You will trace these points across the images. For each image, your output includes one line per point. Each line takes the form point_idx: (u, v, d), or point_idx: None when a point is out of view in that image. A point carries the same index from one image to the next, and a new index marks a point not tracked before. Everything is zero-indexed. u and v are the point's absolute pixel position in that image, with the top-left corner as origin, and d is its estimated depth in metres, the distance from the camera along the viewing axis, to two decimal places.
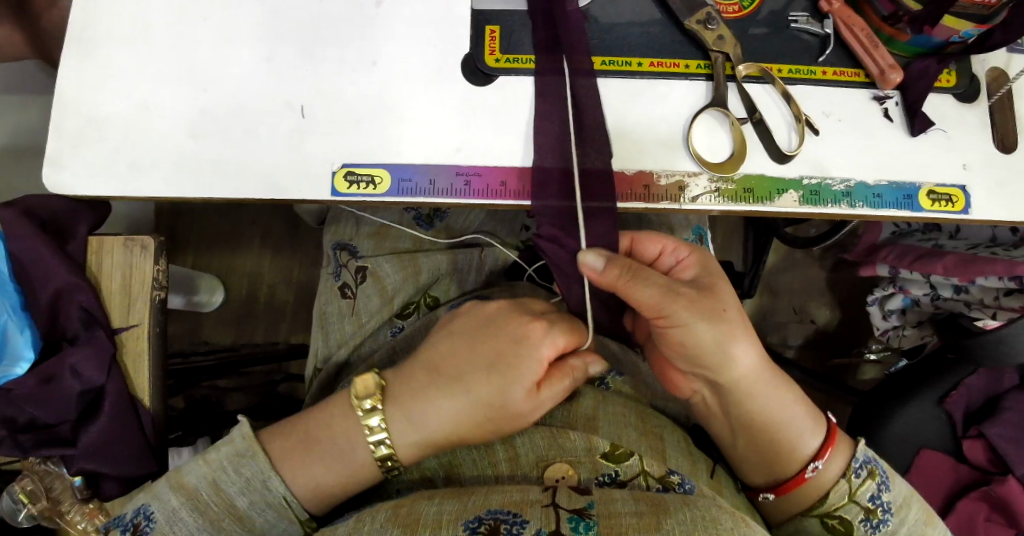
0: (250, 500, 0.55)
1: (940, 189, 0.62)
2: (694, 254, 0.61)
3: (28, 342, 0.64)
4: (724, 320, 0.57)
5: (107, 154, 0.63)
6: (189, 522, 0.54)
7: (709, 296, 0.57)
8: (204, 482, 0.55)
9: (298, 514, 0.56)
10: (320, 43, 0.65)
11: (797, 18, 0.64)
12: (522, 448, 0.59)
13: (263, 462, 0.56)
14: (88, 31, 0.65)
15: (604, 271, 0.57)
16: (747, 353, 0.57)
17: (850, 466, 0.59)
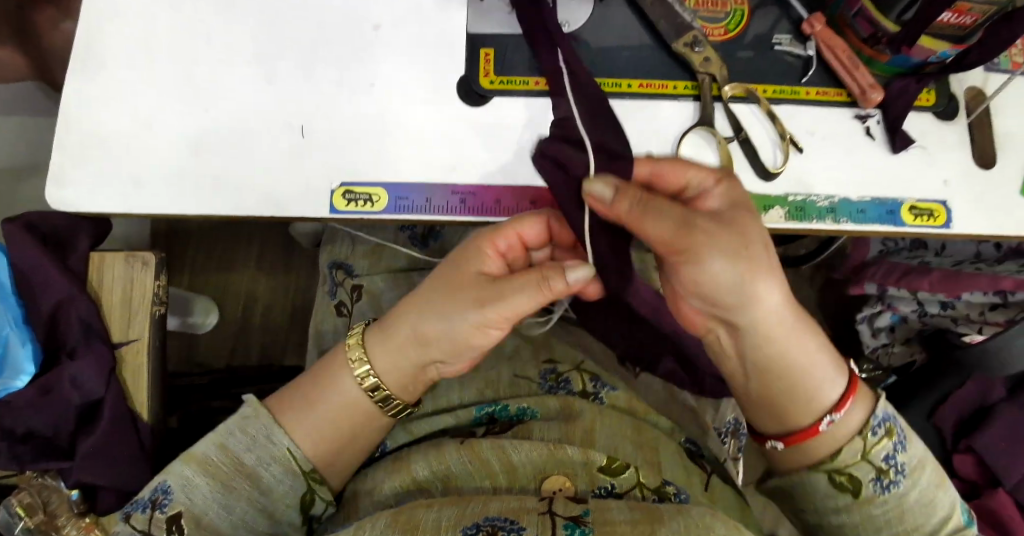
0: (257, 456, 0.57)
1: (922, 204, 0.64)
2: (724, 185, 0.53)
3: (29, 355, 0.65)
4: (746, 253, 0.50)
5: (109, 172, 0.64)
6: (201, 487, 0.56)
7: (735, 229, 0.50)
8: (212, 448, 0.57)
9: (304, 466, 0.58)
10: (320, 65, 0.67)
11: (781, 40, 0.67)
12: (518, 460, 0.58)
13: (268, 418, 0.58)
14: (92, 52, 0.67)
15: (613, 199, 0.50)
16: (771, 294, 0.51)
17: (869, 422, 0.57)
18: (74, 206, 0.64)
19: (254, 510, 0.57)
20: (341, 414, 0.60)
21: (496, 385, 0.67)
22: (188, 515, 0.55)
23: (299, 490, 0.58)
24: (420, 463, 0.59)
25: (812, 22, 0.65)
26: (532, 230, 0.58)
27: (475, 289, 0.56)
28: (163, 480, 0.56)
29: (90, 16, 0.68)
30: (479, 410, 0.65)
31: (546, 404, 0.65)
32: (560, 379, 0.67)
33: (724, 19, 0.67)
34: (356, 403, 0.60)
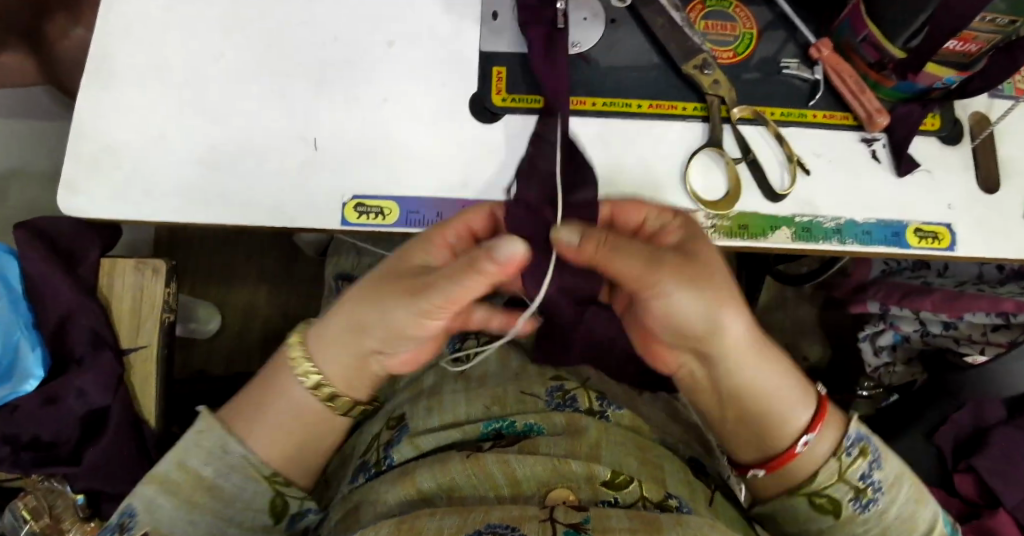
0: (216, 468, 0.58)
1: (927, 227, 0.65)
2: (678, 220, 0.58)
3: (38, 360, 0.66)
4: (708, 281, 0.53)
5: (121, 182, 0.65)
6: (165, 505, 0.57)
7: (693, 262, 0.53)
8: (172, 467, 0.58)
9: (264, 471, 0.59)
10: (333, 81, 0.68)
11: (789, 64, 0.68)
12: (522, 473, 0.58)
13: (219, 427, 0.58)
14: (107, 64, 0.68)
15: (581, 246, 0.52)
16: (735, 325, 0.54)
17: (842, 443, 0.59)
18: (86, 214, 0.65)
19: (219, 521, 0.58)
20: (293, 418, 0.60)
21: (503, 401, 0.68)
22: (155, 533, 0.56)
23: (263, 495, 0.59)
24: (424, 474, 0.60)
25: (818, 48, 0.67)
26: (481, 224, 0.57)
27: (422, 276, 0.53)
28: (128, 502, 0.57)
29: (106, 29, 0.69)
30: (487, 426, 0.65)
31: (551, 421, 0.65)
32: (567, 398, 0.67)
33: (733, 42, 0.68)
34: (307, 410, 0.61)
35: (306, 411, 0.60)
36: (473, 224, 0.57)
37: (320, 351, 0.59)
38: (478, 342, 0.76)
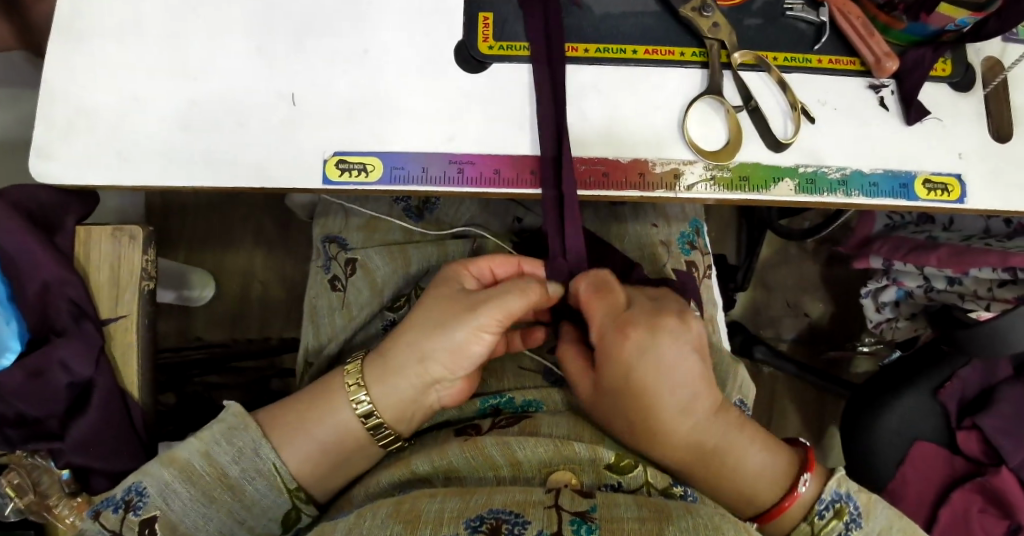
0: (242, 468, 0.56)
1: (936, 178, 0.62)
2: (646, 333, 0.57)
3: (16, 333, 0.63)
4: (628, 410, 0.57)
5: (93, 145, 0.62)
6: (181, 494, 0.54)
7: (602, 398, 0.59)
8: (197, 457, 0.55)
9: (288, 485, 0.58)
10: (311, 32, 0.64)
11: (794, 6, 0.64)
12: (522, 455, 0.57)
13: (257, 431, 0.57)
14: (76, 21, 0.64)
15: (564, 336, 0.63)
16: (670, 437, 0.57)
17: (813, 508, 0.58)
18: (59, 181, 0.61)
19: (233, 522, 0.56)
20: (333, 439, 0.60)
21: (499, 373, 0.68)
22: (163, 521, 0.53)
23: (280, 507, 0.58)
24: (420, 458, 0.58)
25: None
26: (503, 268, 0.64)
27: (468, 303, 0.60)
28: (140, 480, 0.54)
29: None
30: (483, 403, 0.65)
31: (552, 398, 0.65)
32: None
33: None
34: (348, 429, 0.60)
35: (347, 437, 0.60)
36: (494, 270, 0.64)
37: (377, 377, 0.60)
38: None
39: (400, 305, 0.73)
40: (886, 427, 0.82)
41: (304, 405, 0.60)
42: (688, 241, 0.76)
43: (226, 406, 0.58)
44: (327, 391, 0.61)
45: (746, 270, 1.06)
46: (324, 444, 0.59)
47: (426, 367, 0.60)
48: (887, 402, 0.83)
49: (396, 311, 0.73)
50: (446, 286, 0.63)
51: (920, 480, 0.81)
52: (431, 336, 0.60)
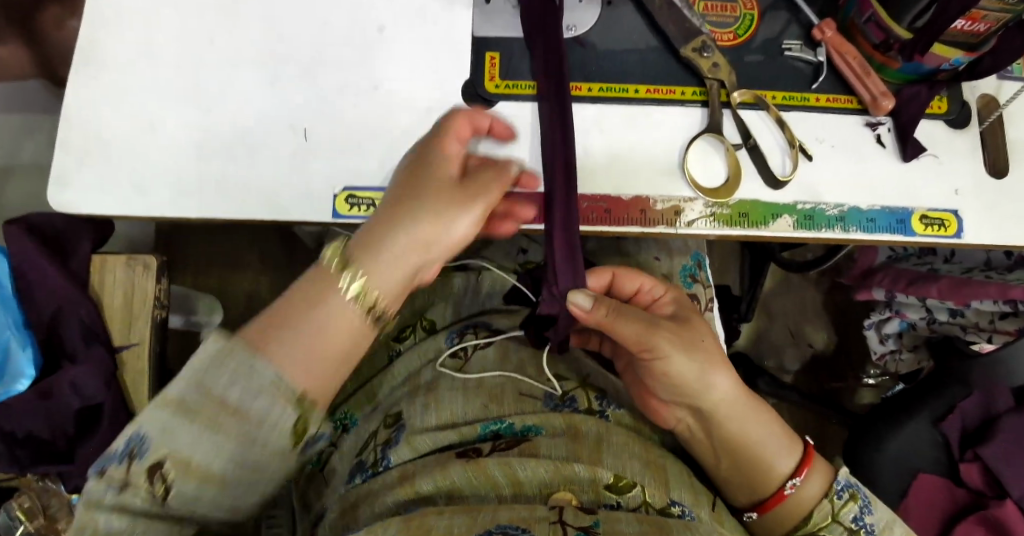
0: (243, 387, 0.47)
1: (933, 213, 0.63)
2: (670, 291, 0.68)
3: (30, 360, 0.65)
4: (699, 353, 0.61)
5: (110, 175, 0.64)
6: (184, 433, 0.46)
7: (685, 329, 0.63)
8: (190, 388, 0.47)
9: (295, 393, 0.48)
10: (321, 70, 0.66)
11: (791, 46, 0.66)
12: (523, 476, 0.59)
13: (246, 352, 0.48)
14: (95, 52, 0.66)
15: (592, 309, 0.60)
16: (715, 386, 0.61)
17: (832, 487, 0.61)
18: (76, 209, 0.63)
19: (246, 443, 0.47)
20: (329, 340, 0.50)
21: (500, 398, 0.68)
22: (174, 460, 0.46)
23: (291, 420, 0.48)
24: (425, 478, 0.60)
25: (822, 28, 0.65)
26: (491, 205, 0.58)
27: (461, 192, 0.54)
28: (138, 427, 0.46)
29: (92, 17, 0.67)
30: (484, 427, 0.65)
31: (551, 422, 0.65)
32: (566, 398, 0.68)
33: (733, 24, 0.66)
34: (353, 320, 0.51)
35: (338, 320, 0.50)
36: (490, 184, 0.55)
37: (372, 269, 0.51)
38: (478, 336, 0.73)
39: (407, 336, 0.78)
40: (888, 453, 0.82)
41: (286, 315, 0.50)
42: (690, 274, 0.77)
43: (208, 334, 0.49)
44: (306, 300, 0.50)
45: (749, 301, 1.07)
46: (325, 354, 0.50)
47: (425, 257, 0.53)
48: (890, 431, 0.83)
49: (402, 342, 0.78)
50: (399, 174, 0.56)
51: (919, 510, 0.82)
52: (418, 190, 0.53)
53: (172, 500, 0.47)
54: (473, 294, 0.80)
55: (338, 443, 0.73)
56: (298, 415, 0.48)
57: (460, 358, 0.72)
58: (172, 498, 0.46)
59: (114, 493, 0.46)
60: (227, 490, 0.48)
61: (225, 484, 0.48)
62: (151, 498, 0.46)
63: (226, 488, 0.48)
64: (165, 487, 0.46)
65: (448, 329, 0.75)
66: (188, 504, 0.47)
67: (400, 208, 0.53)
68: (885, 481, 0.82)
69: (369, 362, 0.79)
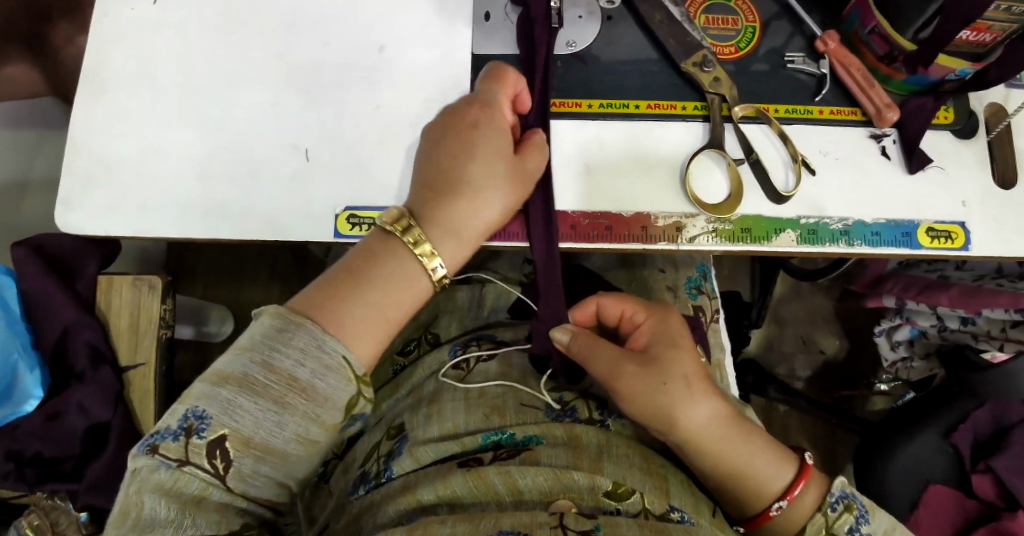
0: (311, 368, 0.49)
1: (939, 226, 0.62)
2: (655, 317, 0.66)
3: (38, 381, 0.65)
4: (669, 385, 0.61)
5: (116, 197, 0.64)
6: (248, 408, 0.48)
7: (654, 368, 0.61)
8: (255, 366, 0.48)
9: (358, 372, 0.51)
10: (322, 91, 0.66)
11: (794, 58, 0.65)
12: (523, 484, 0.59)
13: (314, 326, 0.50)
14: (100, 74, 0.67)
15: (570, 344, 0.65)
16: (690, 404, 0.60)
17: (825, 500, 0.61)
18: (82, 230, 0.64)
19: (307, 422, 0.49)
20: (392, 302, 0.53)
21: (502, 410, 0.67)
22: (234, 437, 0.48)
23: (350, 397, 0.50)
24: (426, 487, 0.60)
25: (825, 40, 0.64)
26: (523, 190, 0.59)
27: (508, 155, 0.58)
28: (195, 404, 0.48)
29: (97, 40, 0.67)
30: (485, 438, 0.64)
31: (552, 432, 0.64)
32: (566, 409, 0.68)
33: (735, 37, 0.66)
34: (414, 288, 0.54)
35: (403, 288, 0.54)
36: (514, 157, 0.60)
37: (436, 233, 0.55)
38: (481, 348, 0.73)
39: (410, 351, 0.79)
40: (899, 464, 0.81)
41: (355, 270, 0.54)
42: (695, 286, 0.79)
43: (266, 310, 0.50)
44: (375, 257, 0.54)
45: (759, 307, 1.06)
46: (387, 318, 0.53)
47: (479, 234, 0.57)
48: (902, 442, 0.82)
49: (406, 357, 0.79)
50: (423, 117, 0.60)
51: (930, 521, 0.80)
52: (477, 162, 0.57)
53: (232, 476, 0.48)
54: (476, 307, 0.80)
55: (345, 456, 0.73)
56: (356, 391, 0.51)
57: (462, 369, 0.72)
58: (229, 474, 0.48)
59: (169, 471, 0.47)
60: (283, 468, 0.50)
61: (284, 459, 0.49)
62: (208, 475, 0.48)
63: (285, 464, 0.50)
64: (223, 464, 0.48)
65: (451, 343, 0.76)
66: (242, 482, 0.49)
67: (452, 172, 0.57)
68: (897, 491, 0.81)
69: (376, 376, 0.79)
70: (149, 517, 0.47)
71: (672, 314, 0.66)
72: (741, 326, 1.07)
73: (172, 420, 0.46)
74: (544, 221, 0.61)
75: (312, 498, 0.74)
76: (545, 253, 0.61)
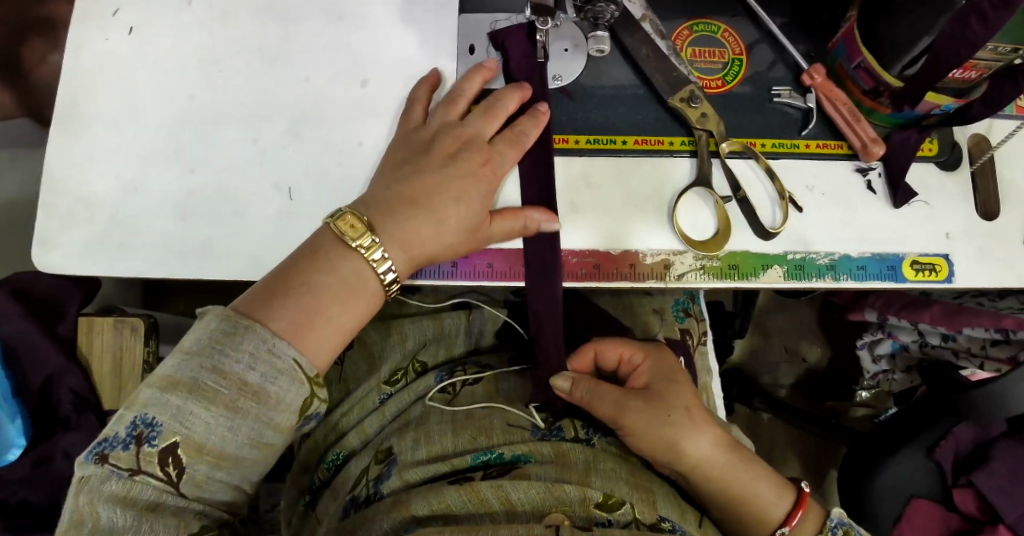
0: (263, 372, 0.49)
1: (924, 258, 0.63)
2: (651, 356, 0.67)
3: (20, 431, 0.66)
4: (676, 420, 0.62)
5: (93, 237, 0.63)
6: (198, 414, 0.48)
7: (658, 404, 0.63)
8: (205, 372, 0.48)
9: (310, 374, 0.51)
10: (305, 126, 0.65)
11: (780, 91, 0.65)
12: (516, 498, 0.58)
13: (264, 330, 0.50)
14: (76, 109, 0.65)
15: (572, 391, 0.64)
16: (677, 438, 0.61)
17: (826, 525, 0.62)
18: (60, 270, 0.63)
19: (261, 426, 0.49)
20: (333, 306, 0.53)
21: (489, 430, 0.67)
22: (186, 444, 0.47)
23: (304, 398, 0.51)
24: (420, 500, 0.59)
25: (812, 73, 0.64)
26: (508, 224, 0.59)
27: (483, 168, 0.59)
28: (143, 411, 0.47)
29: (71, 73, 0.66)
30: (475, 457, 0.64)
31: (540, 450, 0.64)
32: (552, 428, 0.68)
33: (721, 70, 0.66)
34: (363, 291, 0.55)
35: (346, 290, 0.54)
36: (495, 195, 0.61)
37: (389, 240, 0.56)
38: (467, 372, 0.73)
39: (398, 381, 0.75)
40: (884, 485, 0.82)
41: (297, 270, 0.54)
42: (682, 308, 0.80)
43: (213, 311, 0.51)
44: (324, 254, 0.54)
45: (743, 318, 1.06)
46: (334, 322, 0.53)
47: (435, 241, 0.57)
48: (884, 460, 0.83)
49: (393, 385, 0.75)
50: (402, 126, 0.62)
51: None
52: (445, 164, 0.58)
53: (185, 482, 0.48)
54: (465, 334, 0.79)
55: (330, 483, 0.72)
56: (309, 392, 0.51)
57: (449, 392, 0.72)
58: (183, 480, 0.48)
59: (121, 481, 0.46)
60: (239, 472, 0.50)
61: (239, 464, 0.49)
62: (161, 483, 0.47)
63: (239, 469, 0.50)
64: (176, 471, 0.47)
65: (436, 369, 0.75)
66: (197, 488, 0.48)
67: (418, 191, 0.57)
68: (880, 509, 0.82)
69: (360, 406, 0.75)
70: (105, 527, 0.46)
71: (665, 354, 0.68)
72: (726, 337, 1.08)
73: (120, 429, 0.46)
74: (544, 266, 0.60)
75: (301, 527, 0.72)
76: (546, 292, 0.61)
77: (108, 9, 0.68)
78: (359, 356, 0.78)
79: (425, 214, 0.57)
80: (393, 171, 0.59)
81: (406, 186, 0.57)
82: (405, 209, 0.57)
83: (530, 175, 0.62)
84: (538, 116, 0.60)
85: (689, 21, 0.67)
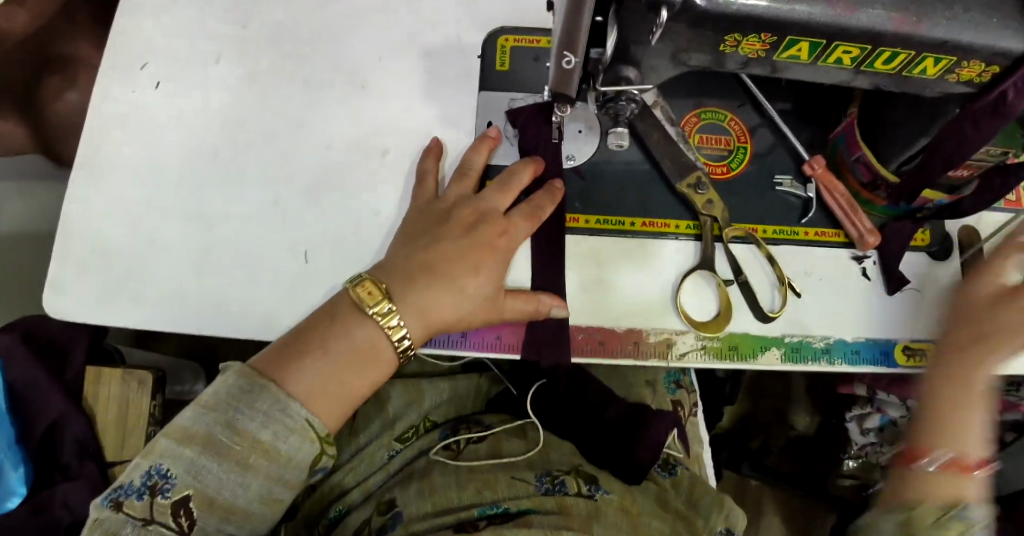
0: (274, 430, 0.52)
1: (915, 344, 0.65)
2: None
3: (21, 478, 0.67)
4: None
5: (107, 288, 0.64)
6: (212, 469, 0.51)
7: None
8: (219, 427, 0.51)
9: (321, 433, 0.54)
10: (325, 192, 0.67)
11: (782, 180, 0.68)
12: None
13: (279, 391, 0.53)
14: (97, 159, 0.67)
15: None
16: None
17: None
18: (69, 316, 0.64)
19: (271, 482, 0.52)
20: (349, 372, 0.56)
21: (494, 485, 0.68)
22: (199, 497, 0.50)
23: (312, 456, 0.54)
24: None
25: (813, 164, 0.66)
26: (523, 304, 0.61)
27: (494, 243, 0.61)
28: (159, 461, 0.50)
29: (94, 123, 0.68)
30: (481, 510, 0.65)
31: (542, 504, 0.66)
32: (556, 482, 0.69)
33: (725, 157, 0.69)
34: (377, 357, 0.57)
35: (360, 355, 0.56)
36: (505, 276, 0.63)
37: (409, 307, 0.58)
38: (471, 432, 0.75)
39: (410, 438, 0.76)
40: None
41: (313, 332, 0.56)
42: (674, 380, 0.83)
43: (231, 368, 0.54)
44: (340, 319, 0.57)
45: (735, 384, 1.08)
46: (348, 385, 0.56)
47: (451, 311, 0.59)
48: None
49: (404, 442, 0.76)
50: (417, 196, 0.65)
51: None
52: (460, 236, 0.61)
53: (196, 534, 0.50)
54: (474, 398, 0.82)
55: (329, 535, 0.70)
56: (318, 451, 0.54)
57: (452, 449, 0.73)
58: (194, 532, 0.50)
59: (135, 530, 0.49)
60: (247, 525, 0.53)
61: (248, 517, 0.52)
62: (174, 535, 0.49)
63: (248, 522, 0.53)
64: (189, 522, 0.50)
65: (441, 428, 0.77)
66: None
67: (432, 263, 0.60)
68: None
69: (368, 460, 0.75)
70: None
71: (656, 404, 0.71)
72: (717, 401, 1.09)
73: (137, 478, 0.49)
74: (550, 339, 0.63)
75: None
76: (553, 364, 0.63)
77: (137, 62, 0.70)
78: (371, 406, 0.77)
79: (443, 282, 0.59)
80: (410, 243, 0.61)
81: (421, 258, 0.60)
82: (421, 283, 0.59)
83: (541, 251, 0.65)
84: (553, 192, 0.64)
85: (697, 108, 0.70)
